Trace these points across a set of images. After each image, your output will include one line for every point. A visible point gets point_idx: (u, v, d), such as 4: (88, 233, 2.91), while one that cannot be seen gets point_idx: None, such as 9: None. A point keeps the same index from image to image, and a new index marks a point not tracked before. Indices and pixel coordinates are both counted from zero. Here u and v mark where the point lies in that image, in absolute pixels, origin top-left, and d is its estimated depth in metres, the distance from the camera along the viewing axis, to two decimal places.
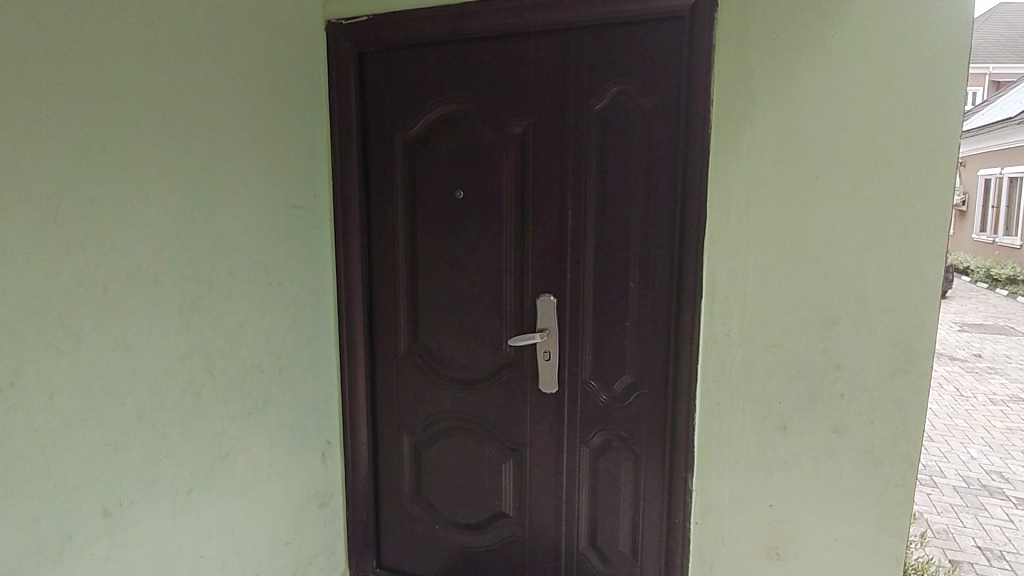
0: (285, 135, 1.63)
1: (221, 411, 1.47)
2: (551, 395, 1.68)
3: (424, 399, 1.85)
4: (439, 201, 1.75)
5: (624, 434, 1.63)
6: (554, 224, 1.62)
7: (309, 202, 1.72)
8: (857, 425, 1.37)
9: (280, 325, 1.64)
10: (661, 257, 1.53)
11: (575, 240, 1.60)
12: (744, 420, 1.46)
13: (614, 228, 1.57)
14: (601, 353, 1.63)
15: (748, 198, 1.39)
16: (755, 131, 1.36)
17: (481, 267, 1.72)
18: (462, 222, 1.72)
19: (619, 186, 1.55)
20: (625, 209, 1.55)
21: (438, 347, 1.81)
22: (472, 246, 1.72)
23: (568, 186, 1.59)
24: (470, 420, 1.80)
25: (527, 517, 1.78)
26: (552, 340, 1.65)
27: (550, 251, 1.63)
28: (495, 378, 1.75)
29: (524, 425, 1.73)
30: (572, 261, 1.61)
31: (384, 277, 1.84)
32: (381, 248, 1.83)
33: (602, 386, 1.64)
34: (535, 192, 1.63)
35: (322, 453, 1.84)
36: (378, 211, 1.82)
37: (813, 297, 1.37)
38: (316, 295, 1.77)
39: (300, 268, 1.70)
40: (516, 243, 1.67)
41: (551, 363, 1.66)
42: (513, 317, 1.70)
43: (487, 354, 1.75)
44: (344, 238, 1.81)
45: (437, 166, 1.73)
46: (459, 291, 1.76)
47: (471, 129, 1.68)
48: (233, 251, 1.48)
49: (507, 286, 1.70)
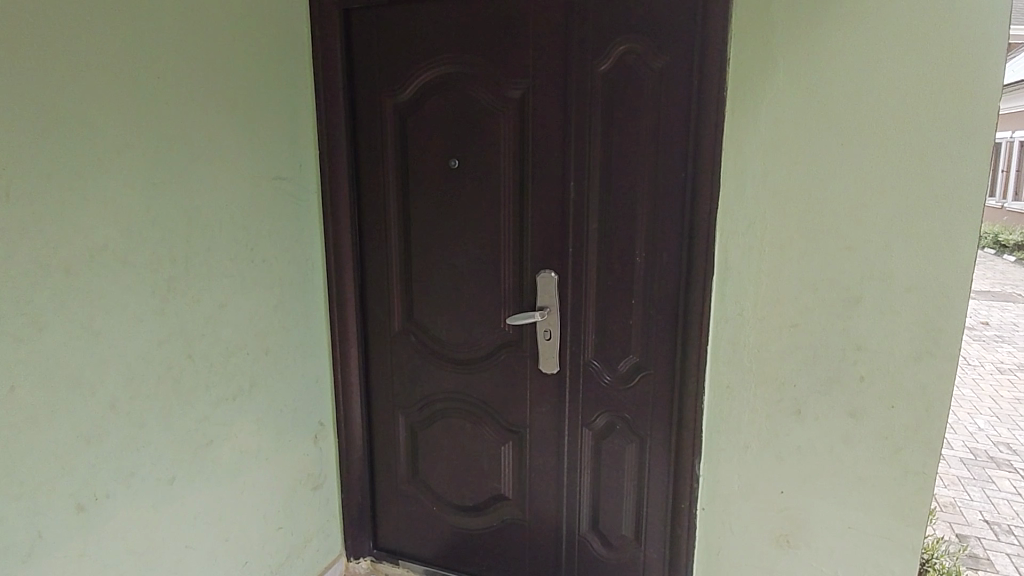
0: (267, 101, 1.52)
1: (205, 396, 1.40)
2: (552, 376, 1.61)
3: (420, 380, 1.78)
4: (433, 172, 1.64)
5: (628, 416, 1.55)
6: (556, 196, 1.51)
7: (295, 173, 1.62)
8: (877, 410, 1.30)
9: (267, 304, 1.56)
10: (670, 232, 1.42)
11: (578, 214, 1.50)
12: (757, 405, 1.39)
13: (620, 201, 1.46)
14: (605, 333, 1.54)
15: (766, 167, 1.28)
16: (776, 93, 1.25)
17: (478, 242, 1.62)
18: (458, 194, 1.62)
19: (625, 154, 1.44)
20: (632, 179, 1.44)
21: (433, 326, 1.72)
22: (468, 219, 1.62)
23: (570, 155, 1.48)
24: (468, 401, 1.72)
25: (527, 501, 1.72)
26: (553, 319, 1.56)
27: (551, 224, 1.53)
28: (494, 357, 1.67)
29: (524, 407, 1.66)
30: (575, 235, 1.51)
31: (377, 253, 1.74)
32: (373, 221, 1.73)
33: (606, 367, 1.56)
34: (535, 161, 1.52)
35: (316, 436, 1.77)
36: (368, 183, 1.71)
37: (834, 275, 1.27)
38: (306, 272, 1.68)
39: (286, 243, 1.60)
40: (515, 217, 1.57)
41: (551, 343, 1.58)
42: (512, 295, 1.61)
43: (485, 333, 1.66)
44: (333, 211, 1.71)
45: (431, 134, 1.62)
46: (456, 267, 1.66)
47: (466, 93, 1.56)
48: (212, 227, 1.38)
49: (505, 262, 1.60)
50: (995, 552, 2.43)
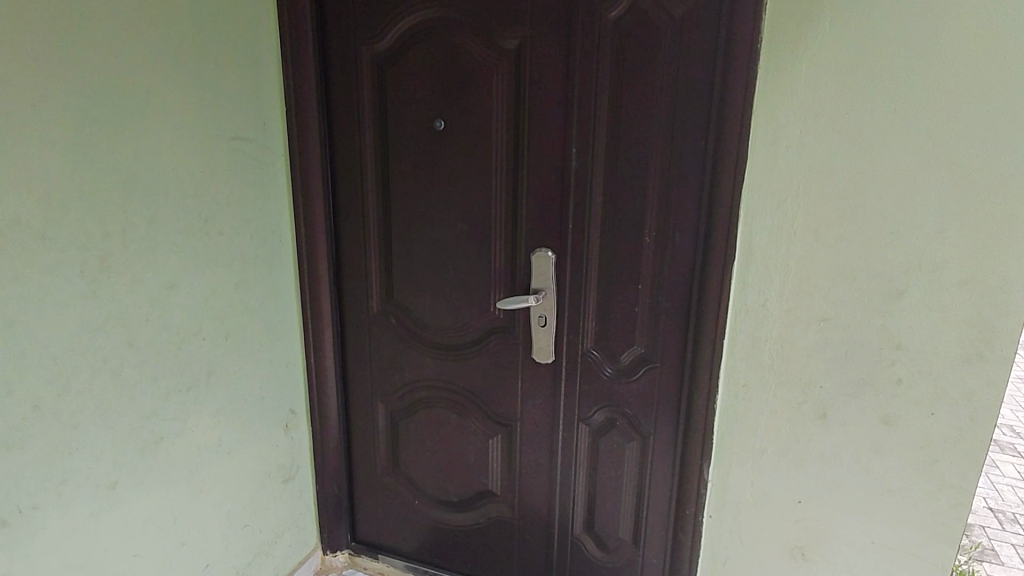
0: (224, 47, 1.31)
1: (152, 389, 1.24)
2: (547, 366, 1.45)
3: (399, 365, 1.61)
4: (416, 133, 1.43)
5: (629, 412, 1.40)
6: (555, 164, 1.33)
7: (258, 132, 1.41)
8: (912, 417, 1.15)
9: (227, 282, 1.38)
10: (686, 209, 1.24)
11: (579, 185, 1.32)
12: (776, 407, 1.23)
13: (629, 171, 1.28)
14: (607, 320, 1.37)
15: (803, 136, 1.10)
16: (821, 48, 1.05)
17: (465, 215, 1.43)
18: (443, 160, 1.42)
19: (636, 118, 1.25)
20: (643, 146, 1.25)
21: (415, 308, 1.55)
22: (455, 189, 1.43)
23: (572, 118, 1.29)
24: (453, 390, 1.57)
25: (516, 498, 1.58)
26: (549, 303, 1.39)
27: (549, 196, 1.34)
28: (482, 344, 1.50)
29: (515, 398, 1.50)
30: (575, 210, 1.33)
31: (352, 225, 1.55)
32: (348, 189, 1.53)
33: (607, 358, 1.39)
34: (532, 124, 1.33)
35: (288, 426, 1.62)
36: (342, 145, 1.51)
37: (875, 263, 1.10)
38: (273, 245, 1.50)
39: (248, 214, 1.41)
40: (509, 188, 1.38)
41: (547, 329, 1.41)
42: (504, 276, 1.44)
43: (473, 317, 1.49)
44: (303, 177, 1.51)
45: (413, 90, 1.41)
46: (441, 242, 1.48)
47: (454, 42, 1.35)
48: (156, 195, 1.19)
49: (496, 238, 1.42)
50: (1000, 542, 2.33)
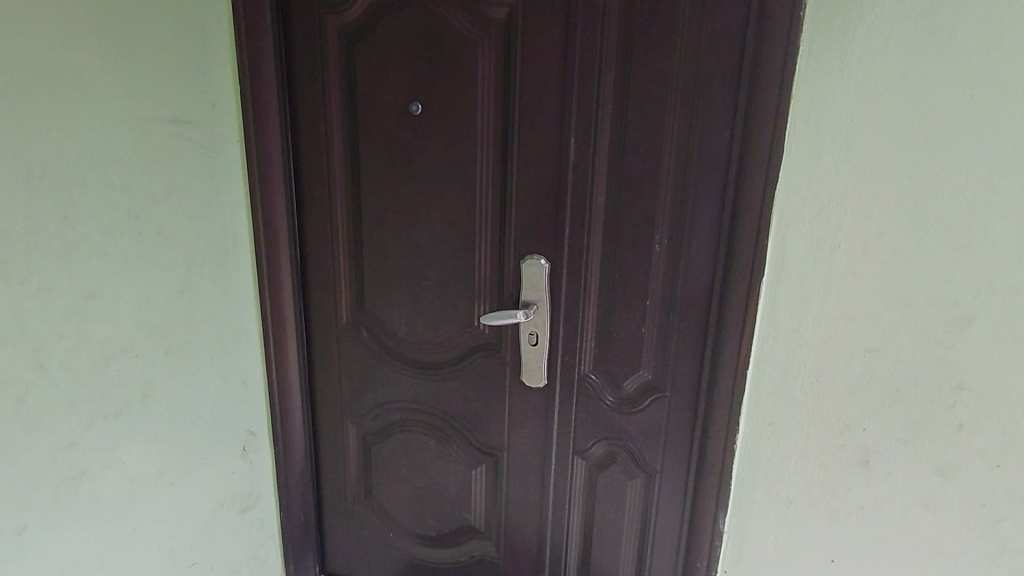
0: (161, 13, 1.11)
1: (70, 415, 1.05)
2: (538, 392, 1.25)
3: (372, 383, 1.42)
4: (390, 119, 1.23)
5: (633, 447, 1.21)
6: (551, 157, 1.12)
7: (206, 115, 1.22)
8: (974, 470, 0.95)
9: (167, 289, 1.19)
10: (704, 212, 1.05)
11: (578, 182, 1.11)
12: (807, 452, 1.03)
13: (637, 167, 1.08)
14: (608, 341, 1.17)
15: (854, 126, 0.88)
16: (880, 15, 0.84)
17: (447, 215, 1.24)
18: (422, 150, 1.22)
19: (647, 103, 1.05)
20: (655, 136, 1.06)
21: (389, 319, 1.35)
22: (435, 184, 1.23)
23: (571, 101, 1.09)
24: (432, 414, 1.37)
25: (502, 536, 1.40)
26: (542, 319, 1.19)
27: (543, 194, 1.14)
28: (464, 363, 1.31)
29: (501, 426, 1.31)
30: (573, 212, 1.13)
31: (320, 223, 1.36)
32: (314, 181, 1.33)
33: (607, 385, 1.20)
34: (525, 109, 1.12)
35: (245, 450, 1.43)
36: (307, 131, 1.31)
37: (937, 284, 0.90)
38: (226, 246, 1.30)
39: (194, 210, 1.22)
40: (497, 183, 1.18)
41: (538, 349, 1.21)
42: (490, 286, 1.24)
43: (454, 332, 1.30)
44: (262, 167, 1.31)
45: (387, 67, 1.21)
46: (418, 246, 1.28)
47: (434, 10, 1.14)
48: (71, 187, 1.00)
49: (482, 242, 1.22)
50: None
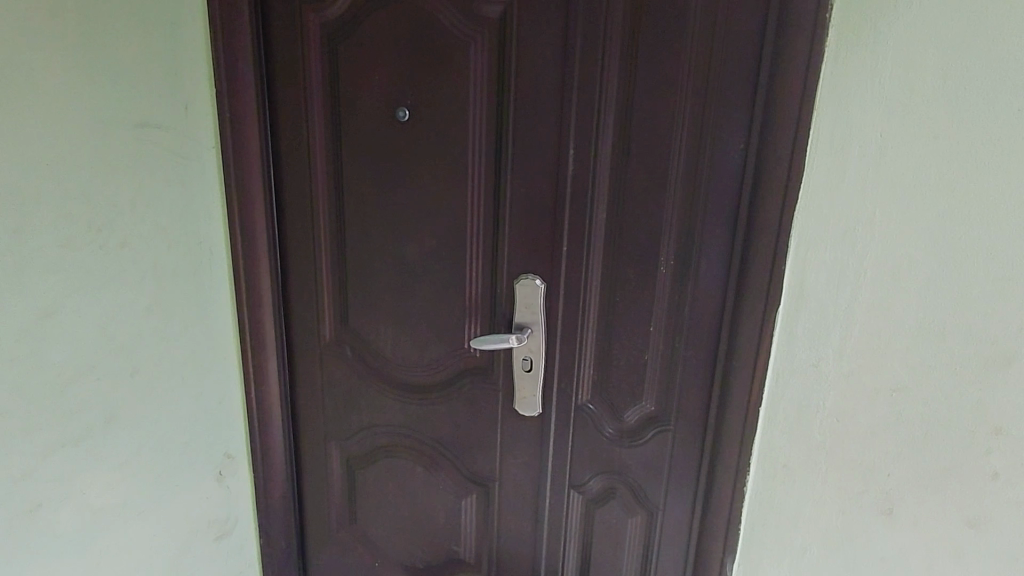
0: (125, 9, 1.02)
1: (24, 445, 0.96)
2: (531, 420, 1.16)
3: (356, 405, 1.33)
4: (375, 125, 1.15)
5: (634, 482, 1.12)
6: (548, 170, 1.03)
7: (177, 120, 1.13)
8: (1010, 522, 0.85)
9: (133, 306, 1.10)
10: (714, 233, 0.96)
11: (576, 197, 1.02)
12: (825, 497, 0.94)
13: (640, 181, 0.99)
14: (607, 369, 1.08)
15: (884, 142, 0.79)
16: (915, 17, 0.75)
17: (435, 229, 1.15)
18: (410, 159, 1.13)
19: (654, 112, 0.96)
20: (661, 148, 0.97)
21: (375, 339, 1.27)
22: (423, 196, 1.14)
23: (570, 109, 1.00)
24: (420, 439, 1.29)
25: (493, 570, 1.31)
26: (536, 344, 1.10)
27: (539, 209, 1.05)
28: (454, 387, 1.22)
29: (493, 454, 1.23)
30: (571, 230, 1.04)
31: (302, 236, 1.27)
32: (295, 190, 1.25)
33: (606, 415, 1.11)
34: (520, 117, 1.03)
35: (222, 474, 1.34)
36: (288, 137, 1.23)
37: (974, 318, 0.80)
38: (200, 260, 1.22)
39: (164, 221, 1.13)
40: (490, 197, 1.09)
41: (532, 375, 1.12)
42: (481, 307, 1.15)
43: (444, 354, 1.21)
44: (240, 175, 1.22)
45: (372, 69, 1.12)
46: (405, 261, 1.19)
47: (423, 8, 1.05)
48: (23, 197, 0.91)
49: (473, 259, 1.13)
50: None
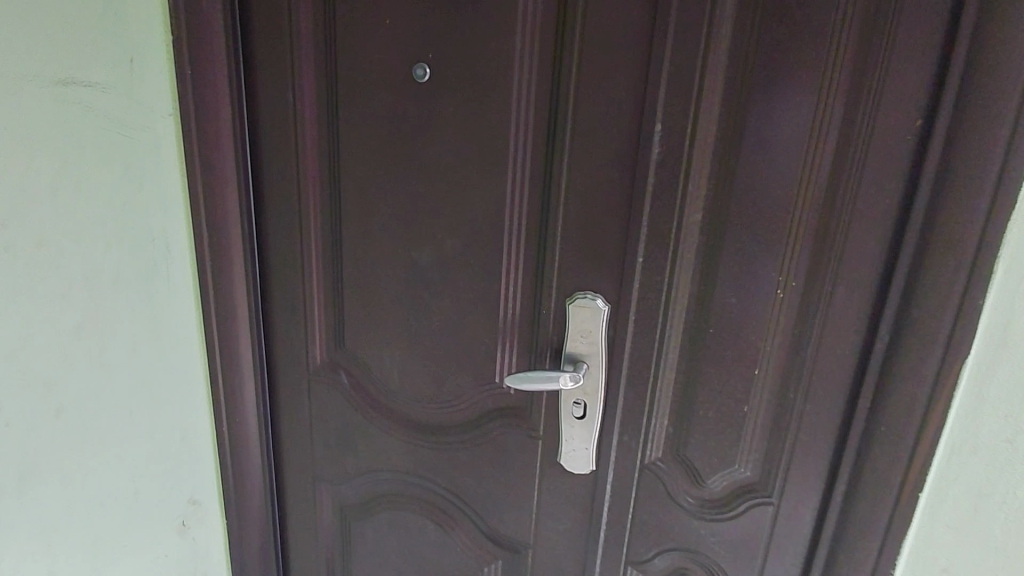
0: None
1: None
2: (579, 479, 0.90)
3: (351, 444, 1.06)
4: (381, 90, 0.86)
5: (714, 565, 0.86)
6: (621, 155, 0.75)
7: (120, 77, 0.85)
8: None
9: (60, 325, 0.83)
10: (857, 249, 0.68)
11: (657, 192, 0.74)
12: None
13: (755, 173, 0.70)
14: (688, 422, 0.81)
15: None
16: None
17: (461, 230, 0.87)
18: (429, 136, 0.85)
19: (784, 75, 0.67)
20: (790, 127, 0.68)
21: (377, 365, 1.00)
22: (446, 186, 0.86)
23: (659, 71, 0.71)
24: (433, 491, 1.03)
25: None
26: (594, 384, 0.83)
27: (605, 208, 0.78)
28: (478, 431, 0.95)
29: (525, 516, 0.96)
30: (649, 236, 0.76)
31: (285, 234, 1.00)
32: (277, 173, 0.97)
33: (683, 480, 0.84)
34: (584, 82, 0.75)
35: (185, 524, 1.09)
36: (268, 105, 0.94)
37: None
38: (153, 261, 0.94)
39: (101, 212, 0.86)
40: (537, 190, 0.81)
41: (586, 424, 0.85)
42: (518, 332, 0.88)
43: (466, 388, 0.94)
44: (205, 153, 0.95)
45: (379, 14, 0.83)
46: (420, 269, 0.92)
47: None
48: None
49: (509, 269, 0.86)
50: None
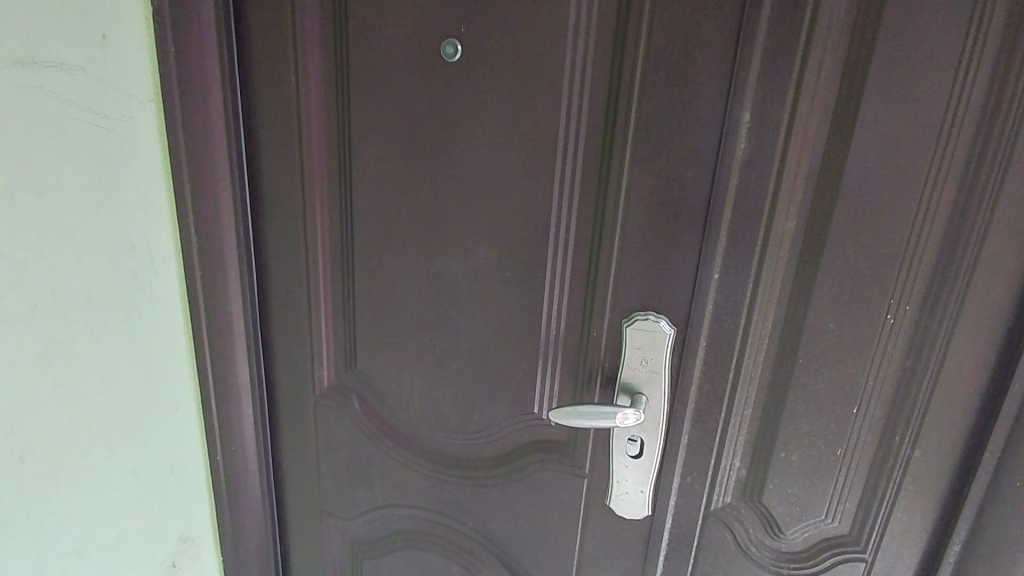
0: None
1: None
2: (632, 525, 0.78)
3: (364, 476, 0.94)
4: (402, 72, 0.73)
5: None
6: (698, 151, 0.62)
7: (90, 56, 0.71)
8: None
9: (23, 352, 0.70)
10: (995, 267, 0.57)
11: (740, 197, 0.62)
12: None
13: (867, 174, 0.58)
14: (766, 465, 0.69)
15: None
16: None
17: (496, 238, 0.74)
18: (460, 127, 0.72)
19: (914, 53, 0.54)
20: (917, 118, 0.55)
21: (394, 390, 0.87)
22: (479, 186, 0.73)
23: (751, 49, 0.58)
24: (457, 530, 0.90)
25: None
26: (655, 418, 0.70)
27: (674, 214, 0.65)
28: (511, 467, 0.83)
29: (566, 562, 0.84)
30: (729, 249, 0.63)
31: (286, 240, 0.87)
32: (277, 169, 0.84)
33: (757, 529, 0.72)
34: (654, 62, 0.62)
35: (176, 564, 0.97)
36: (267, 90, 0.81)
37: None
38: (134, 273, 0.82)
39: (71, 217, 0.73)
40: (590, 192, 0.69)
41: (644, 462, 0.73)
42: (562, 355, 0.76)
43: (497, 418, 0.82)
44: (192, 147, 0.81)
45: None
46: (446, 282, 0.79)
47: None
48: None
49: (552, 284, 0.73)
50: None
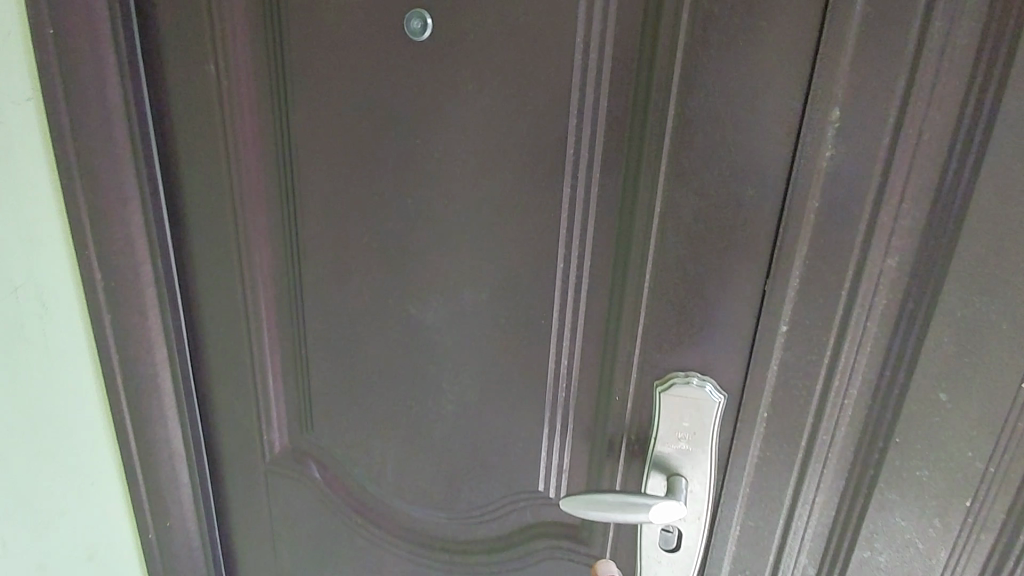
0: None
1: None
2: None
3: (330, 555, 0.77)
4: (355, 59, 0.55)
5: None
6: (761, 162, 0.45)
7: None
8: None
9: None
10: None
11: (822, 227, 0.45)
12: None
13: (1009, 196, 0.41)
14: (844, 565, 0.54)
15: None
16: None
17: (486, 275, 0.57)
18: (434, 130, 0.55)
19: None
20: None
21: (362, 458, 0.70)
22: (462, 208, 0.56)
23: (845, 18, 0.41)
24: None
25: None
26: (698, 506, 0.53)
27: (727, 248, 0.48)
28: (512, 552, 0.66)
29: None
30: (802, 293, 0.47)
31: (218, 276, 0.68)
32: (202, 185, 0.65)
33: None
34: (701, 41, 0.44)
35: None
36: (182, 83, 0.62)
37: None
38: (16, 326, 0.63)
39: None
40: (610, 216, 0.52)
41: (684, 559, 0.56)
42: (576, 422, 0.59)
43: (493, 495, 0.65)
44: (86, 162, 0.62)
45: None
46: (423, 329, 0.61)
47: None
48: None
49: (562, 333, 0.57)
50: None
